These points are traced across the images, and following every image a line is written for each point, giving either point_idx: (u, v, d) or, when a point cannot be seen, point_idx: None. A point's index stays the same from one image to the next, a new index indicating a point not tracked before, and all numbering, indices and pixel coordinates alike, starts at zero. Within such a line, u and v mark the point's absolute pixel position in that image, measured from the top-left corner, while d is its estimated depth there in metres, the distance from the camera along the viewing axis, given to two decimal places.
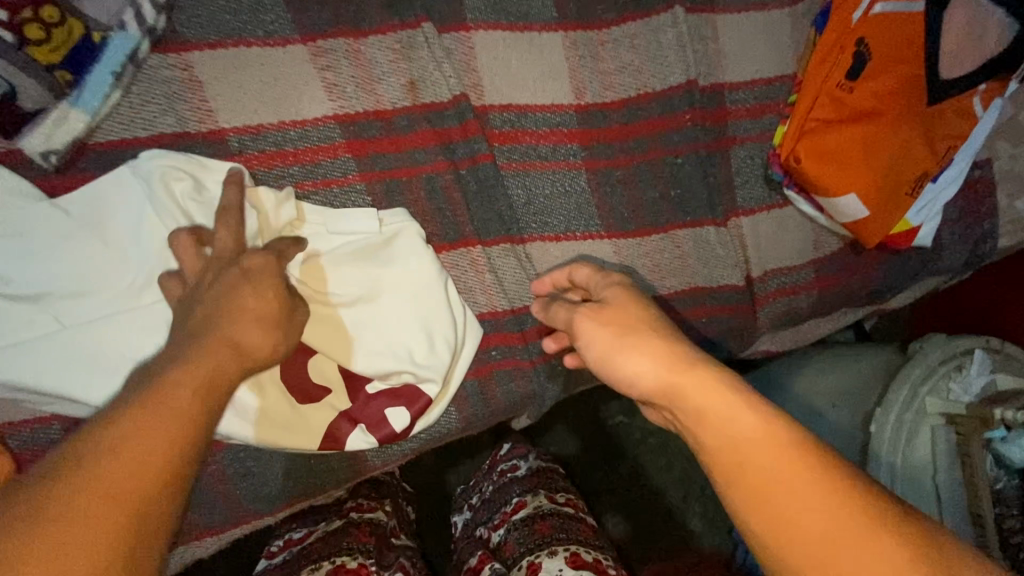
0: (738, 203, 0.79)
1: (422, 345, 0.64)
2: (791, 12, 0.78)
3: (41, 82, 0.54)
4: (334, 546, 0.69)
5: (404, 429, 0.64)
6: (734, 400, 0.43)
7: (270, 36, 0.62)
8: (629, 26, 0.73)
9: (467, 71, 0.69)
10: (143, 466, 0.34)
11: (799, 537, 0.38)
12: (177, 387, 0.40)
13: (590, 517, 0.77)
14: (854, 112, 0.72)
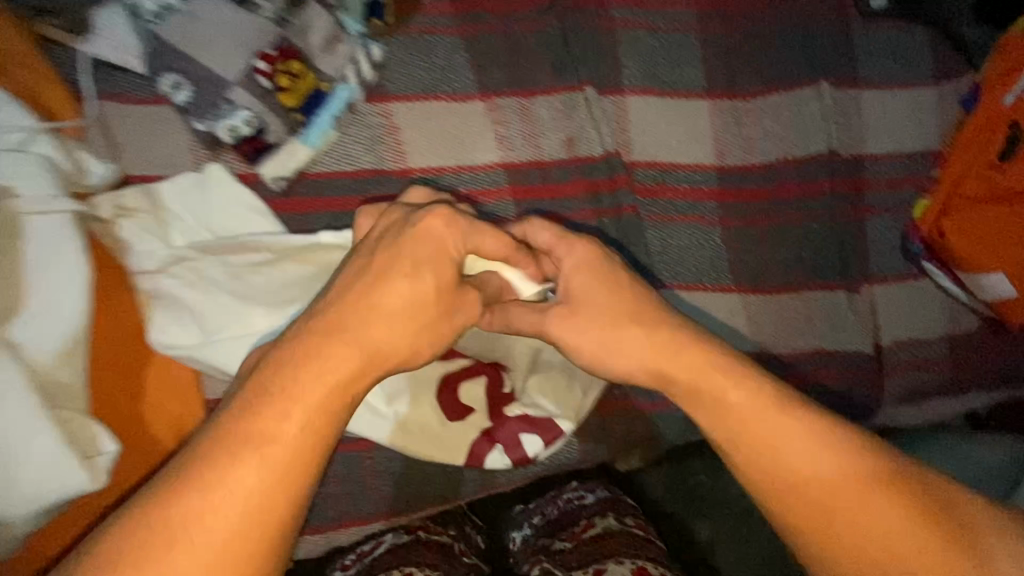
0: (872, 270, 0.80)
1: (560, 382, 0.69)
2: (936, 90, 0.80)
3: (283, 121, 0.64)
4: (403, 558, 0.65)
5: (535, 455, 0.68)
6: (752, 392, 0.51)
7: (456, 92, 0.72)
8: (774, 97, 0.77)
9: (619, 130, 0.75)
10: (261, 507, 0.41)
11: (799, 489, 0.48)
12: (282, 425, 0.42)
13: (661, 543, 0.71)
14: (1009, 191, 0.71)
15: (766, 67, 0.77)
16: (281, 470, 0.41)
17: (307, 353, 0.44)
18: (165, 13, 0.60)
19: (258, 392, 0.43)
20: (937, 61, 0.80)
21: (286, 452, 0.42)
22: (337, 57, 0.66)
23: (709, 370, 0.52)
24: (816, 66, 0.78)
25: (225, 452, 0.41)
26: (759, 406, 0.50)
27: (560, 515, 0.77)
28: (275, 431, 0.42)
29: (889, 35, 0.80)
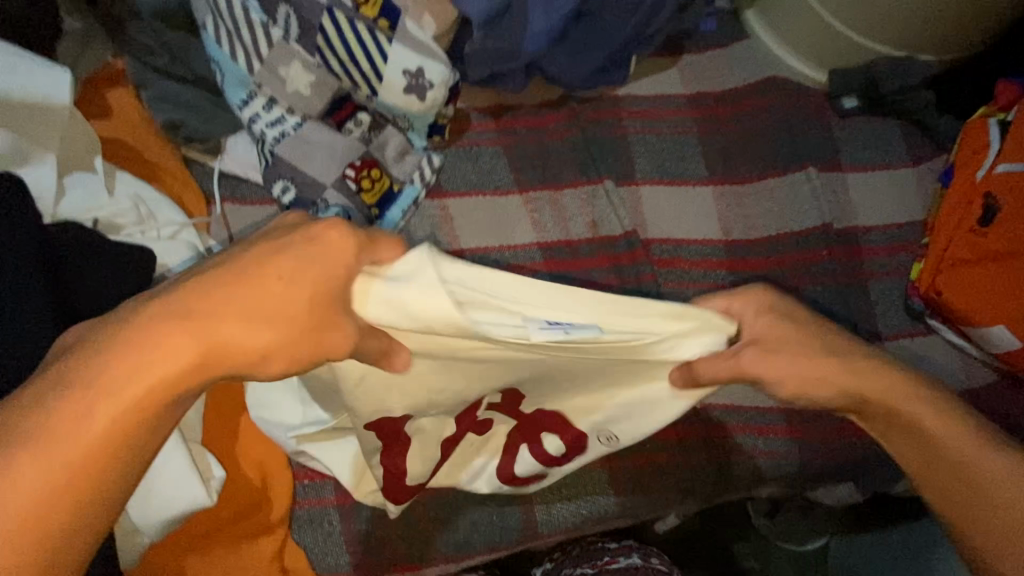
0: (881, 329, 0.87)
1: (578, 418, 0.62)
2: (914, 171, 0.92)
3: (362, 214, 0.80)
4: None
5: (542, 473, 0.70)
6: (947, 413, 0.52)
7: (497, 188, 0.89)
8: (768, 181, 0.90)
9: (635, 213, 0.89)
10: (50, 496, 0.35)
11: (994, 515, 0.50)
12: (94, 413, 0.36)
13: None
14: (991, 251, 0.79)
15: (758, 158, 0.91)
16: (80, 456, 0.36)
17: (139, 339, 0.38)
18: (280, 138, 0.79)
19: (74, 392, 0.37)
20: (910, 147, 0.93)
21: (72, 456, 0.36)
22: (406, 165, 0.84)
23: (911, 395, 0.53)
24: (803, 155, 0.91)
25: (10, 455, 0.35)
26: (956, 427, 0.52)
27: (585, 551, 0.81)
28: (76, 430, 0.36)
29: (864, 128, 0.94)
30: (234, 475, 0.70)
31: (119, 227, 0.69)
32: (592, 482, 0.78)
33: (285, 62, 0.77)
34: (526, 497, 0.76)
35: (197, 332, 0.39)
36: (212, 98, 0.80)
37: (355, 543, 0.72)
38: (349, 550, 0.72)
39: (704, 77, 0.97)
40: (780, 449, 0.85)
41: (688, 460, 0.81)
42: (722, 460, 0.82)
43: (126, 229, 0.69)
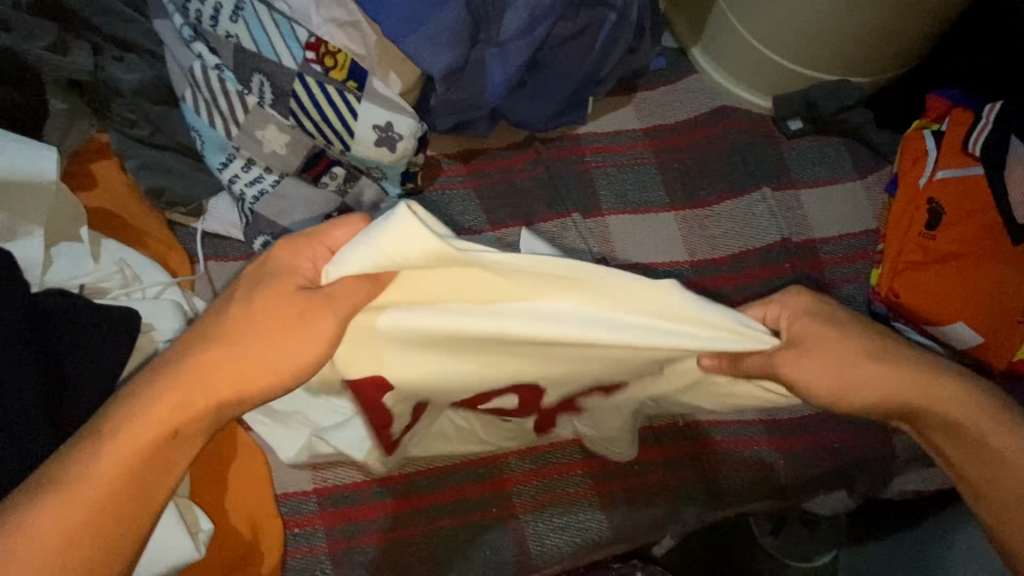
0: None
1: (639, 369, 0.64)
2: (862, 183, 0.98)
3: None
4: None
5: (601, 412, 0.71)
6: (960, 391, 0.58)
7: (470, 228, 0.93)
8: (726, 203, 0.95)
9: (604, 242, 0.93)
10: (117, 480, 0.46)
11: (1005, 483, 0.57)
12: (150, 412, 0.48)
13: None
14: (943, 252, 0.85)
15: (715, 182, 0.97)
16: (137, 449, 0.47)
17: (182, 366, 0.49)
18: (259, 196, 0.83)
19: (123, 411, 0.48)
20: (856, 162, 0.99)
21: (105, 474, 0.46)
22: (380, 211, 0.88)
23: (931, 380, 0.57)
24: (756, 175, 0.97)
25: (62, 477, 0.46)
26: (967, 407, 0.58)
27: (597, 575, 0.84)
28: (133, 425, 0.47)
29: (810, 147, 1.00)
30: (222, 529, 0.70)
31: (104, 291, 0.71)
32: (583, 509, 0.79)
33: (261, 126, 0.81)
34: (519, 531, 0.77)
35: (203, 366, 0.49)
36: (193, 164, 0.85)
37: None
38: None
39: (657, 111, 1.03)
40: (767, 459, 0.86)
41: (675, 479, 0.82)
42: (710, 476, 0.83)
43: (112, 292, 0.72)
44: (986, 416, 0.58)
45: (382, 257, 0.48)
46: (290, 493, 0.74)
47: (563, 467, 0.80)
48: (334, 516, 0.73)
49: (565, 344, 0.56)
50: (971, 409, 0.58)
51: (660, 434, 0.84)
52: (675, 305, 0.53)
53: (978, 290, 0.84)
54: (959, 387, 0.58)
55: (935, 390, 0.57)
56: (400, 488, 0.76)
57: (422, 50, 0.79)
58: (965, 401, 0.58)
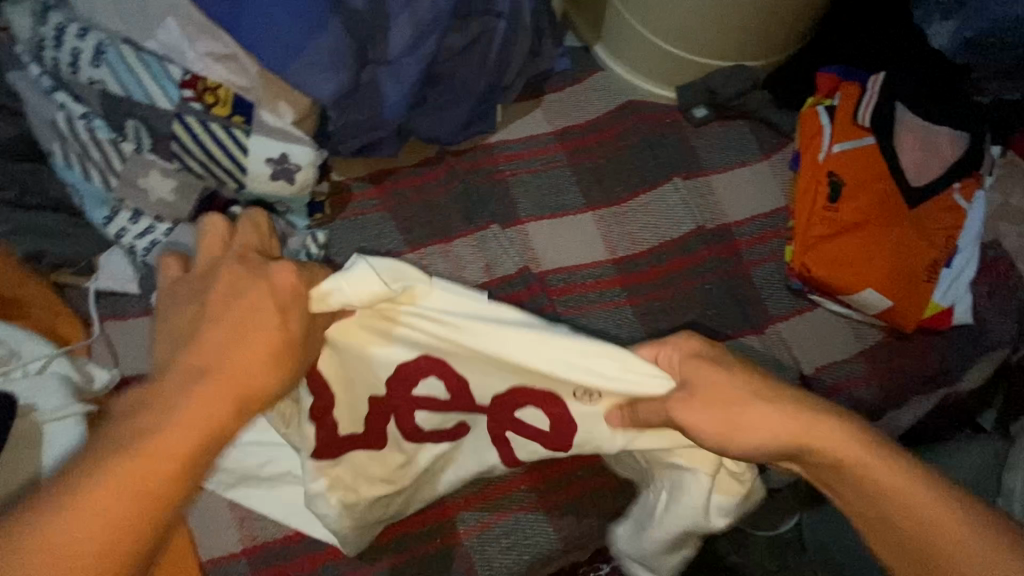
0: (771, 312, 0.92)
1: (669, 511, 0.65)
2: (768, 163, 1.00)
3: None
4: None
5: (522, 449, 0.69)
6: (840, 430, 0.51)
7: (388, 251, 0.91)
8: (641, 197, 0.96)
9: (526, 250, 0.92)
10: (141, 494, 0.36)
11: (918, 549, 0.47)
12: (160, 401, 0.40)
13: None
14: (847, 223, 0.89)
15: (628, 177, 0.97)
16: (173, 446, 0.39)
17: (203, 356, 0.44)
18: (151, 246, 0.78)
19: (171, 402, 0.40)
20: (760, 142, 1.02)
21: (148, 478, 0.37)
22: (290, 247, 0.85)
23: (806, 424, 0.52)
24: (667, 167, 0.98)
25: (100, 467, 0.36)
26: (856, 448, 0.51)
27: None
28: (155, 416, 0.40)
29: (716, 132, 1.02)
30: None
31: None
32: (530, 524, 0.78)
33: (143, 173, 0.77)
34: (467, 558, 0.75)
35: (216, 361, 0.44)
36: (75, 221, 0.79)
37: None
38: None
39: (565, 113, 1.03)
40: None
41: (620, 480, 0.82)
42: None
43: None
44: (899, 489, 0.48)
45: (375, 287, 0.57)
46: (220, 559, 0.71)
47: (506, 484, 0.79)
48: (269, 573, 0.71)
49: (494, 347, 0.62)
50: (884, 485, 0.49)
51: None
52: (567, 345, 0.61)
53: (883, 255, 0.87)
54: (840, 429, 0.51)
55: (835, 444, 0.51)
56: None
57: (306, 76, 0.76)
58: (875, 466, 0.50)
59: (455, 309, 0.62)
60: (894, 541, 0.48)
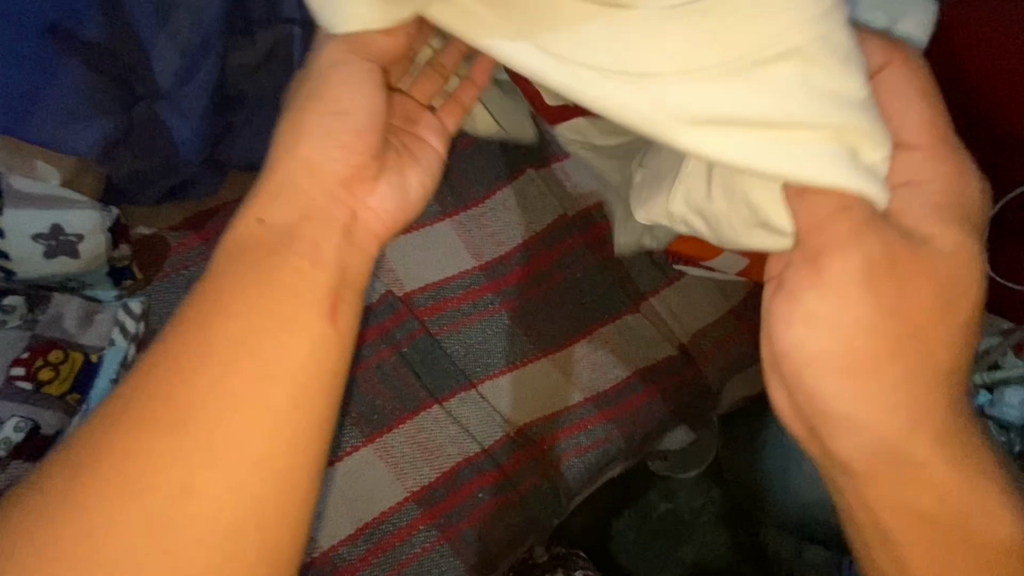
0: (642, 289, 0.93)
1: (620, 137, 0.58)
2: None
3: (56, 409, 0.68)
4: None
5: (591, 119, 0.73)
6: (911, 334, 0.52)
7: None
8: (498, 194, 0.92)
9: (386, 273, 0.88)
10: (270, 433, 0.47)
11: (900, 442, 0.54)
12: (289, 296, 0.52)
13: None
14: None
15: (481, 174, 0.92)
16: (271, 405, 0.48)
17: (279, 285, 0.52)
18: None
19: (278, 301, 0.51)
20: None
21: (270, 417, 0.48)
22: (99, 327, 0.73)
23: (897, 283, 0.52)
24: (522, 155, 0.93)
25: (189, 411, 0.46)
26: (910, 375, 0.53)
27: None
28: (246, 348, 0.49)
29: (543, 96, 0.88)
30: None
31: None
32: (437, 559, 0.77)
33: None
34: None
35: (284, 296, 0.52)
36: None
37: None
38: None
39: None
40: (602, 435, 0.86)
41: (520, 492, 0.81)
42: (554, 474, 0.83)
43: None
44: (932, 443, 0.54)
45: (555, 69, 0.50)
46: None
47: (404, 529, 0.77)
48: None
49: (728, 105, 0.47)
50: (926, 439, 0.53)
51: (495, 453, 0.82)
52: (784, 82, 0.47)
53: None
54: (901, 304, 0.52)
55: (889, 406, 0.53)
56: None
57: (58, 129, 0.65)
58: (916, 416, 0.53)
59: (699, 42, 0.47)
60: (850, 452, 0.55)
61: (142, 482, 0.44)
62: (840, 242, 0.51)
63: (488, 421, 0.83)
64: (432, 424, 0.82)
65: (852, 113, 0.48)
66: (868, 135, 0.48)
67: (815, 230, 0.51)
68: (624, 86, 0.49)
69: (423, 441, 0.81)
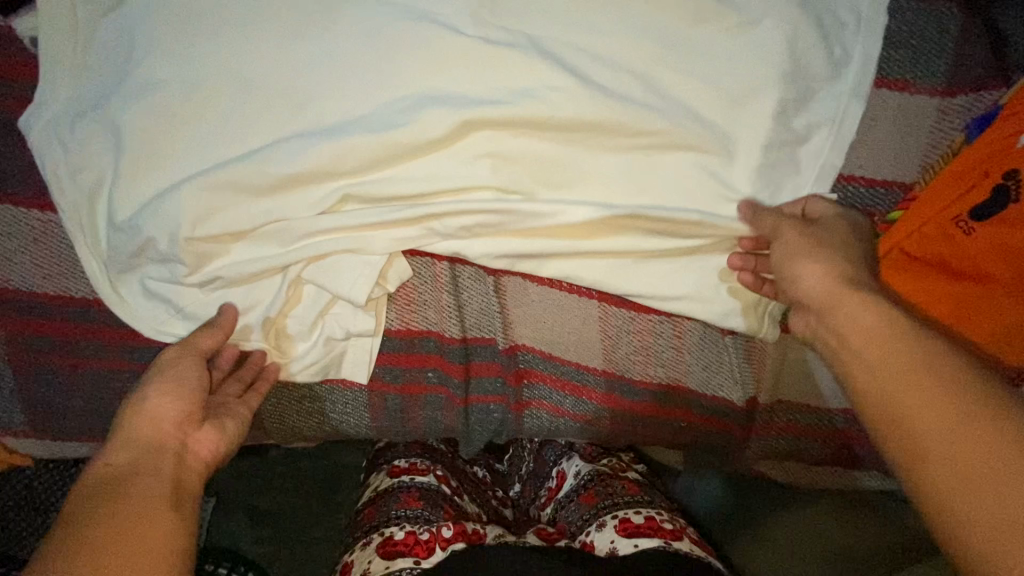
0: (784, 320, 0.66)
1: (288, 88, 0.54)
2: (938, 104, 0.59)
3: None
4: (384, 515, 0.70)
5: (115, 94, 0.53)
6: (819, 258, 0.52)
7: None
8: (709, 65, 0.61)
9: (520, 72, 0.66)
10: (122, 551, 0.41)
11: (891, 425, 0.42)
12: (158, 416, 0.50)
13: (663, 507, 0.71)
14: (968, 263, 0.55)
15: None
16: (130, 545, 0.41)
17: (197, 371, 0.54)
18: None
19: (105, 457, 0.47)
20: (957, 63, 0.58)
21: (114, 516, 0.43)
22: None
23: (844, 294, 0.49)
24: (794, 30, 0.56)
25: (61, 536, 0.41)
26: (926, 379, 0.41)
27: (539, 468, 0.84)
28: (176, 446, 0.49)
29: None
30: None
31: None
32: (342, 396, 0.66)
33: None
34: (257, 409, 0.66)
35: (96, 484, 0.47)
36: None
37: (31, 403, 0.60)
38: (23, 408, 0.60)
39: None
40: (591, 414, 0.69)
41: (468, 402, 0.68)
42: (514, 412, 0.69)
43: None
44: (926, 371, 0.41)
45: (129, 30, 0.53)
46: None
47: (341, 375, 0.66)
48: (18, 325, 0.58)
49: (201, 128, 0.54)
50: (941, 418, 0.39)
51: (471, 348, 0.67)
52: (205, 113, 0.54)
53: (986, 329, 0.54)
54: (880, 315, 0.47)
55: (863, 317, 0.47)
56: (107, 313, 0.58)
57: None
58: (899, 350, 0.44)
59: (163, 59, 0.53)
60: (913, 415, 0.40)
61: (87, 522, 0.42)
62: (791, 245, 0.54)
63: (489, 316, 0.66)
64: (427, 275, 0.65)
65: (158, 193, 0.54)
66: (274, 179, 0.55)
67: (146, 197, 0.54)
68: (220, 77, 0.53)
69: (406, 286, 0.64)
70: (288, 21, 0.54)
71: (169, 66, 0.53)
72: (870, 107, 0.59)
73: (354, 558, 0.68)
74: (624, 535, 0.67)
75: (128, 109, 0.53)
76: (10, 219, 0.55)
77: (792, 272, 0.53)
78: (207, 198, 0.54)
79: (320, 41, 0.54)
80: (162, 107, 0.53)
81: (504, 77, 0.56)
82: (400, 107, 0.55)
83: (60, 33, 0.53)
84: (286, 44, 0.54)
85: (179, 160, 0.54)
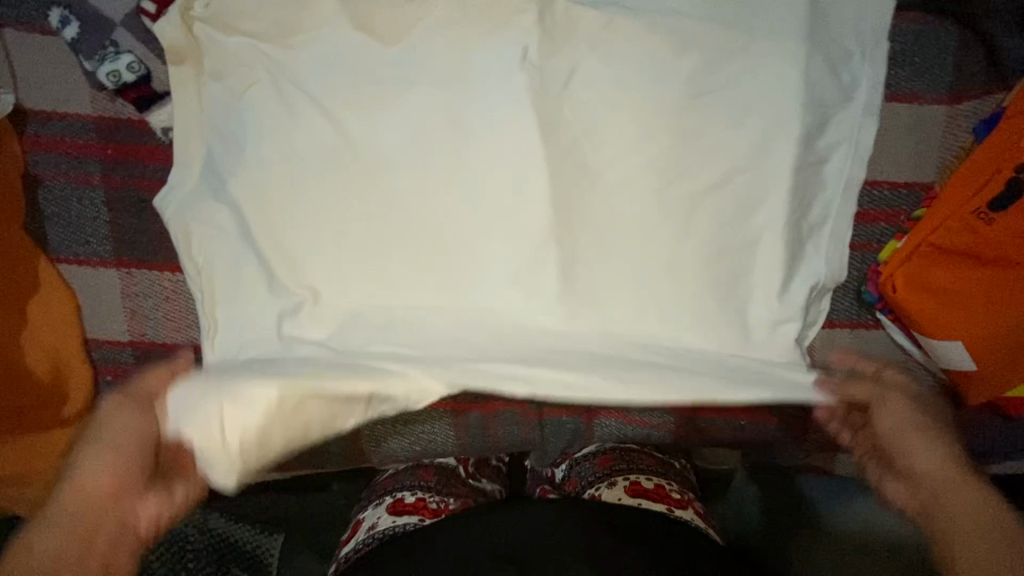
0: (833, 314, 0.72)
1: (373, 150, 0.62)
2: (947, 113, 0.66)
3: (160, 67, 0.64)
4: (399, 481, 0.79)
5: (230, 172, 0.62)
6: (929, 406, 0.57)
7: None
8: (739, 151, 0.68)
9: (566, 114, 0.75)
10: None
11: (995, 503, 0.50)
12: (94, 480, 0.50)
13: (660, 478, 0.78)
14: (991, 249, 0.61)
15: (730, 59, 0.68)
16: None
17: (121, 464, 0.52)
18: None
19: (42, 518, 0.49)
20: (958, 75, 0.66)
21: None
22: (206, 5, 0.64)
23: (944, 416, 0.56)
24: (807, 63, 0.63)
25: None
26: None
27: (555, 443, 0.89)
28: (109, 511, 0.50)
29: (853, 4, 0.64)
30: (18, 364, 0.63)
31: None
32: (430, 421, 0.74)
33: None
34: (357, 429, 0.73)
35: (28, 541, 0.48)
36: None
37: None
38: None
39: None
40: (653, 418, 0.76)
41: (541, 415, 0.75)
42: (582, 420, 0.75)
43: None
44: None
45: (239, 115, 0.62)
46: (107, 342, 0.67)
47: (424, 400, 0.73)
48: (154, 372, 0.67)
49: (297, 192, 0.62)
50: None
51: None
52: (302, 179, 0.62)
53: (1013, 308, 0.61)
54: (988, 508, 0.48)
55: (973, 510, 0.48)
56: None
57: None
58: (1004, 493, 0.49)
59: (266, 137, 0.62)
60: None
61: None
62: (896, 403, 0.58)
63: None
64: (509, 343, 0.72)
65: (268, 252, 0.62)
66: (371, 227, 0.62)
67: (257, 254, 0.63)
68: (312, 147, 0.62)
69: None
70: (370, 95, 0.62)
71: (273, 143, 0.62)
72: (883, 120, 0.66)
73: (366, 515, 0.78)
74: (631, 495, 0.74)
75: (242, 182, 0.62)
76: (146, 283, 0.66)
77: (900, 442, 0.56)
78: (309, 250, 0.62)
79: (399, 108, 0.62)
80: (267, 178, 0.62)
81: (557, 125, 0.64)
82: (472, 154, 0.63)
83: (190, 125, 0.63)
84: (370, 113, 0.62)
85: (283, 223, 0.62)
